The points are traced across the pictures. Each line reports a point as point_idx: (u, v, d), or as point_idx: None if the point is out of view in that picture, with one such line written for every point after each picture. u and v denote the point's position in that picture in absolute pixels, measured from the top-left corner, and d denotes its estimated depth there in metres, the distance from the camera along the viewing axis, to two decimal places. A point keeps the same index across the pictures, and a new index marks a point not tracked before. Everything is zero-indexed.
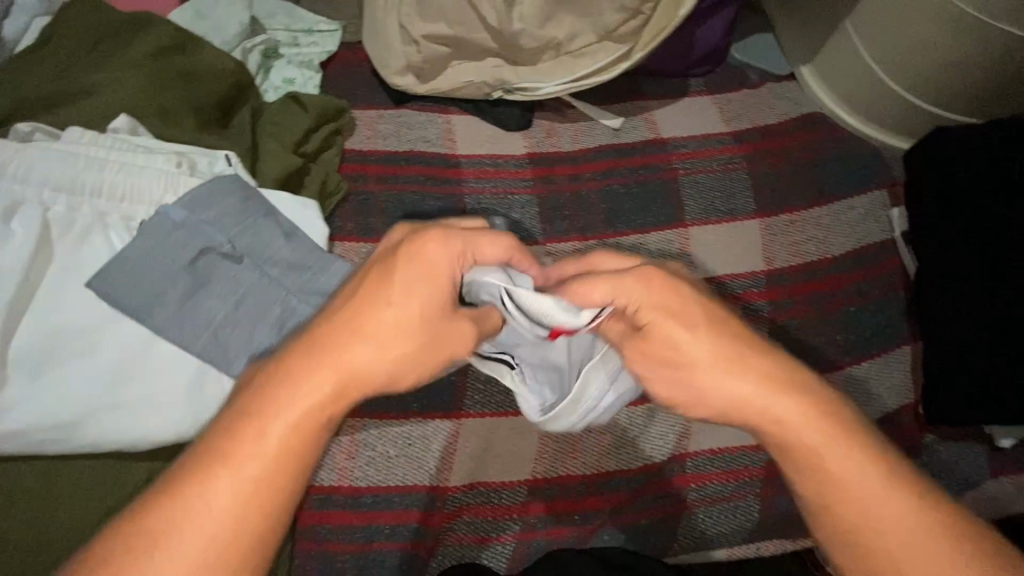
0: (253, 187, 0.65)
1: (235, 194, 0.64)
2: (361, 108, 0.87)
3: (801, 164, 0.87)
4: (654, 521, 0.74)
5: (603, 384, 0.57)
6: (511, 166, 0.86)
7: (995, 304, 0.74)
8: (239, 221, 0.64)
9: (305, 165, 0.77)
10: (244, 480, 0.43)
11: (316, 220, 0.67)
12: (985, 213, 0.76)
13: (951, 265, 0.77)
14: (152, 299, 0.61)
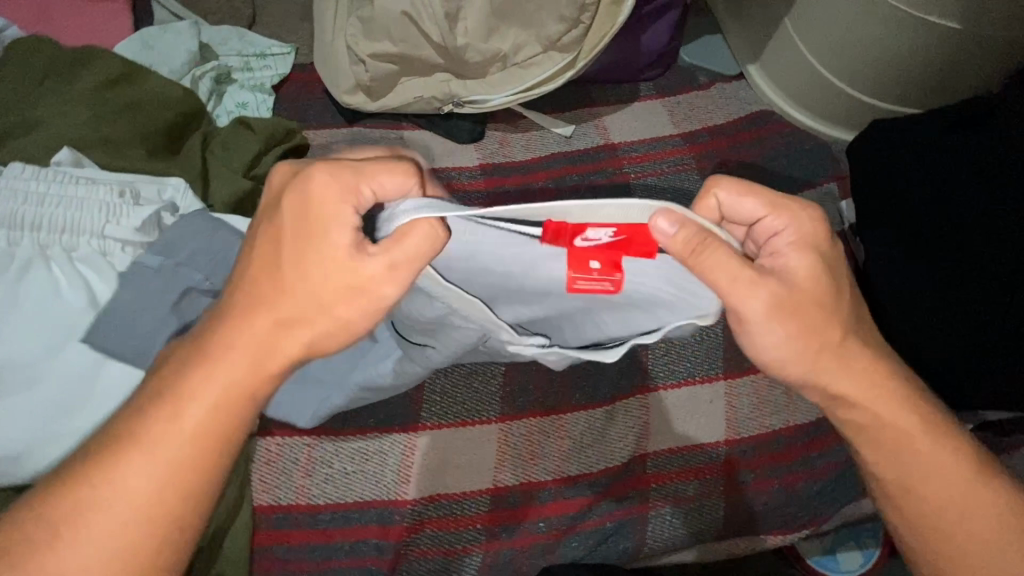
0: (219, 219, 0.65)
1: (203, 229, 0.65)
2: (314, 128, 0.89)
3: (750, 161, 0.88)
4: (618, 524, 0.74)
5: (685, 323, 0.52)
6: (465, 178, 0.87)
7: (953, 286, 0.73)
8: (212, 257, 0.65)
9: (256, 187, 0.77)
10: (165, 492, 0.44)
11: None
12: (934, 194, 0.76)
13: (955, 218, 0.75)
14: (140, 347, 0.61)
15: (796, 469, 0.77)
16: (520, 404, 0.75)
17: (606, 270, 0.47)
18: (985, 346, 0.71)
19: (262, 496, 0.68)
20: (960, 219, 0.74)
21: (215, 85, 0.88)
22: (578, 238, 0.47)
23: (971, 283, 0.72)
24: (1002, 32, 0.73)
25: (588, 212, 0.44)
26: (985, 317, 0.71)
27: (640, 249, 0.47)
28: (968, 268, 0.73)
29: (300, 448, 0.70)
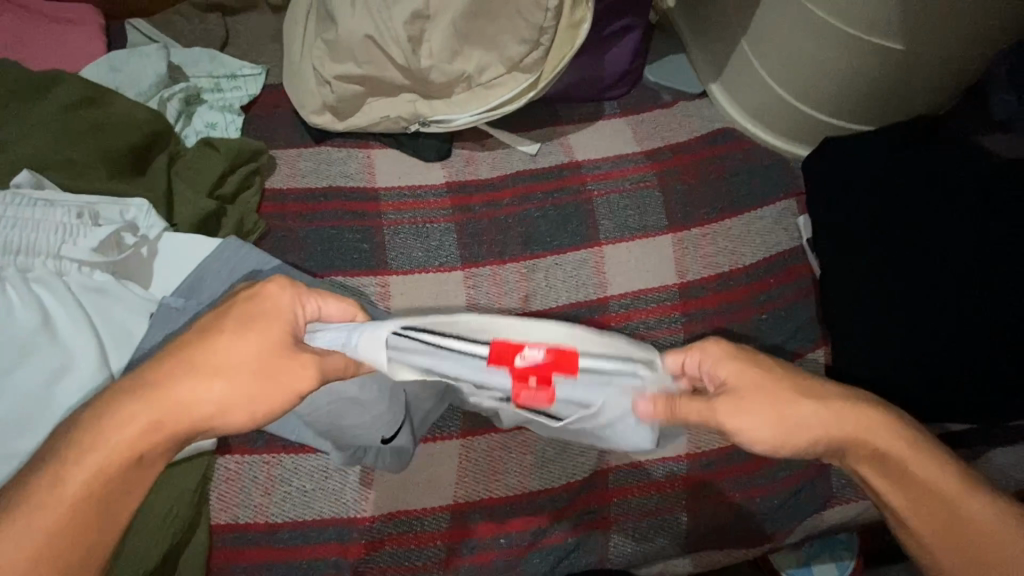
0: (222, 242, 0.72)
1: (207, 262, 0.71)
2: (281, 147, 0.89)
3: (711, 177, 0.90)
4: (579, 539, 0.74)
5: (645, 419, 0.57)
6: (429, 196, 0.88)
7: (920, 293, 0.75)
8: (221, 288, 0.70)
9: (221, 207, 0.79)
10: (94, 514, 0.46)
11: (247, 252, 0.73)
12: (885, 206, 0.79)
13: (914, 231, 0.77)
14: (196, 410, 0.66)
15: (757, 483, 0.78)
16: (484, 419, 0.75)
17: (542, 386, 0.52)
18: (946, 354, 0.72)
19: (219, 515, 0.68)
20: (912, 229, 0.77)
21: (184, 107, 0.90)
22: (518, 357, 0.52)
23: (921, 291, 0.75)
24: (941, 52, 0.77)
25: (523, 329, 0.54)
26: (934, 325, 0.73)
27: (565, 370, 0.52)
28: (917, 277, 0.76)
29: (259, 466, 0.70)
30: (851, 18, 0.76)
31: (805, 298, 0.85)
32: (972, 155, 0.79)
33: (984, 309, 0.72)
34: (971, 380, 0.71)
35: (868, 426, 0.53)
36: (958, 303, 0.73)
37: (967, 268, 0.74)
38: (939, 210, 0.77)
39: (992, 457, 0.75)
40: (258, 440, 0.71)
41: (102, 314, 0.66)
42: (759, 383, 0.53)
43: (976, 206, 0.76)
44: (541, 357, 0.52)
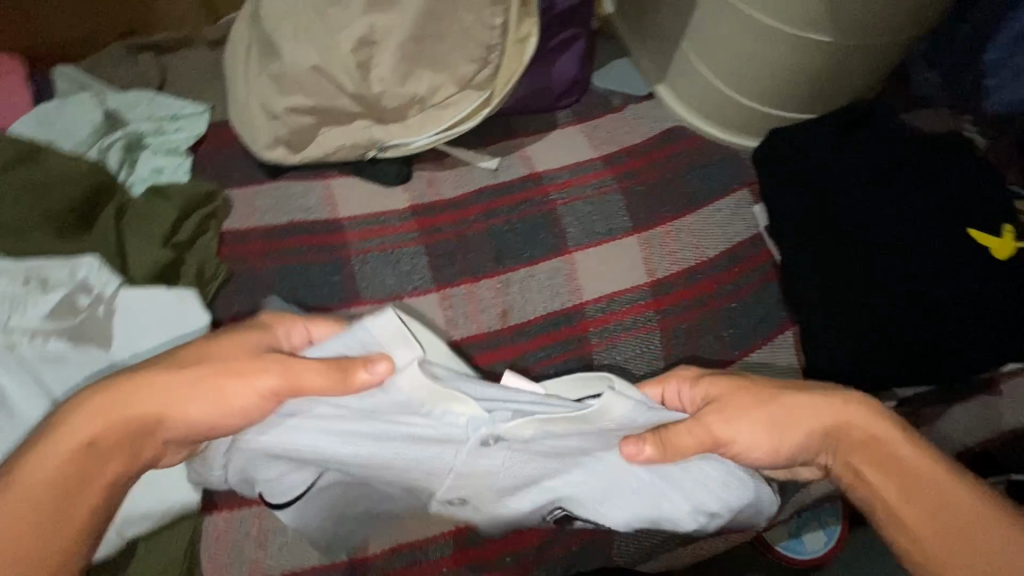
0: (181, 297, 0.70)
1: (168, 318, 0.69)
2: (235, 186, 0.87)
3: (667, 176, 0.93)
4: (584, 544, 0.74)
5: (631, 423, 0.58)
6: (394, 221, 0.87)
7: (870, 270, 0.79)
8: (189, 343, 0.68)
9: (178, 256, 0.77)
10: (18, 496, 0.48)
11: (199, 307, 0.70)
12: (836, 188, 0.83)
13: (857, 211, 0.82)
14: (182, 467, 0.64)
15: None
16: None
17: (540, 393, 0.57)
18: (896, 326, 0.77)
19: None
20: (864, 210, 0.82)
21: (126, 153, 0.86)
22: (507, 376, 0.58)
23: (873, 269, 0.79)
24: (866, 40, 0.82)
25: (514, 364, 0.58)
26: (888, 299, 0.77)
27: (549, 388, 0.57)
28: (873, 256, 0.79)
29: (250, 519, 0.67)
30: (781, 14, 0.80)
31: (768, 286, 0.88)
32: (902, 142, 0.85)
33: (930, 285, 0.77)
34: (922, 350, 0.76)
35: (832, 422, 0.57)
36: (908, 279, 0.78)
37: (917, 247, 0.79)
38: (884, 192, 0.82)
39: (954, 416, 0.80)
40: (245, 491, 0.68)
41: (66, 385, 0.65)
42: (742, 395, 0.58)
43: (910, 188, 0.82)
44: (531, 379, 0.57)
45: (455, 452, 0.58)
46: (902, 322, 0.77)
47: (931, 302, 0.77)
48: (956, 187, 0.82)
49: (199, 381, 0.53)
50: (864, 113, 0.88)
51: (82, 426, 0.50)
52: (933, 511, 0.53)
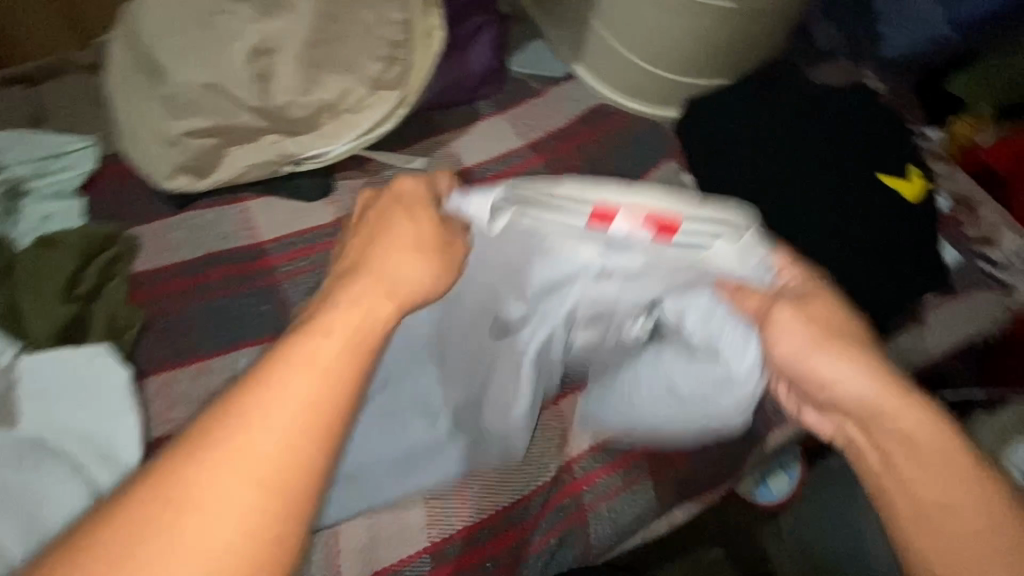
0: (92, 352, 0.66)
1: (83, 377, 0.65)
2: (140, 222, 0.80)
3: (596, 156, 0.92)
4: (562, 535, 0.74)
5: (760, 270, 0.56)
6: (322, 237, 0.82)
7: (800, 223, 0.81)
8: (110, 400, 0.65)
9: (84, 308, 0.70)
10: (227, 499, 0.34)
11: (115, 364, 0.66)
12: (759, 150, 0.85)
13: (782, 168, 0.84)
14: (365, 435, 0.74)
15: None
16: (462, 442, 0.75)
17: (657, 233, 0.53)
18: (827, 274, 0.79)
19: None
20: (789, 164, 0.84)
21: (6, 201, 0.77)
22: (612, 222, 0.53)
23: (803, 222, 0.81)
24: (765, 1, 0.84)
25: (631, 197, 0.53)
26: (818, 251, 0.80)
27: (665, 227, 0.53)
28: (801, 212, 0.82)
29: None
30: None
31: None
32: (814, 96, 0.88)
33: (854, 232, 0.80)
34: (855, 294, 0.79)
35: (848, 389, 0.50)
36: (835, 229, 0.80)
37: (838, 199, 0.82)
38: (805, 148, 0.84)
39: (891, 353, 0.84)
40: None
41: None
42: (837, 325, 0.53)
43: (827, 139, 0.85)
44: (641, 224, 0.53)
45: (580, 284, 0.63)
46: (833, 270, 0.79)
47: (857, 247, 0.80)
48: (867, 136, 0.85)
49: (363, 286, 0.44)
50: (775, 73, 0.91)
51: (339, 317, 0.41)
52: (932, 508, 0.46)
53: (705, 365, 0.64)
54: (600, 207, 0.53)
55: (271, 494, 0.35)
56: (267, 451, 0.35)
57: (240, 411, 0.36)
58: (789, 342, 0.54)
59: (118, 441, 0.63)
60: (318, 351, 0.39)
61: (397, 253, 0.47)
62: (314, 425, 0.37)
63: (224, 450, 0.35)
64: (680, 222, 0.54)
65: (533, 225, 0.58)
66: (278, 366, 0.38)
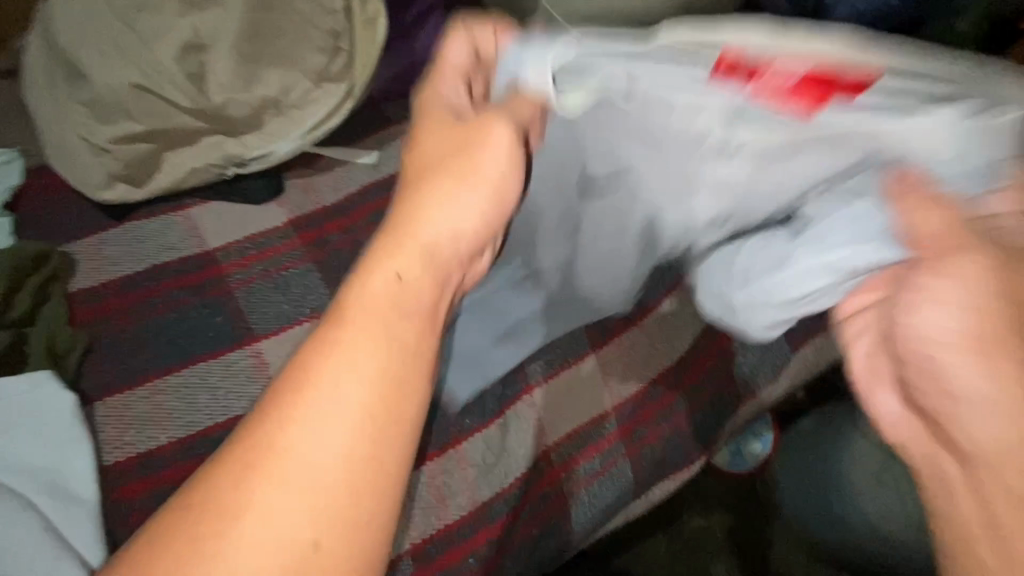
0: (29, 381, 0.62)
1: (23, 407, 0.61)
2: (76, 238, 0.75)
3: None
4: (545, 525, 0.74)
5: (959, 161, 0.50)
6: (275, 240, 0.79)
7: None
8: (55, 430, 0.61)
9: (19, 334, 0.66)
10: (284, 500, 0.37)
11: (57, 391, 0.62)
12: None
13: None
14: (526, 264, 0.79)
15: (681, 408, 0.82)
16: (439, 437, 0.74)
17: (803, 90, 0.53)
18: None
19: None
20: None
21: None
22: (755, 74, 0.54)
23: None
24: None
25: (799, 41, 0.52)
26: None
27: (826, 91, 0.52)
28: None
29: None
30: None
31: None
32: None
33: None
34: None
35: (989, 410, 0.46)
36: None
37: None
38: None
39: None
40: None
41: None
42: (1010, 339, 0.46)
43: None
44: (806, 71, 0.52)
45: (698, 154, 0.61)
46: None
47: None
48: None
49: (406, 245, 0.46)
50: None
51: (403, 267, 0.45)
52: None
53: (814, 238, 0.57)
54: (728, 54, 0.55)
55: (335, 495, 0.37)
56: (324, 438, 0.38)
57: (297, 414, 0.38)
58: (940, 321, 0.48)
59: (68, 473, 0.60)
60: (406, 300, 0.44)
61: (441, 192, 0.48)
62: (376, 415, 0.39)
63: (282, 437, 0.38)
64: (873, 78, 0.52)
65: (631, 74, 0.58)
66: (331, 349, 0.41)
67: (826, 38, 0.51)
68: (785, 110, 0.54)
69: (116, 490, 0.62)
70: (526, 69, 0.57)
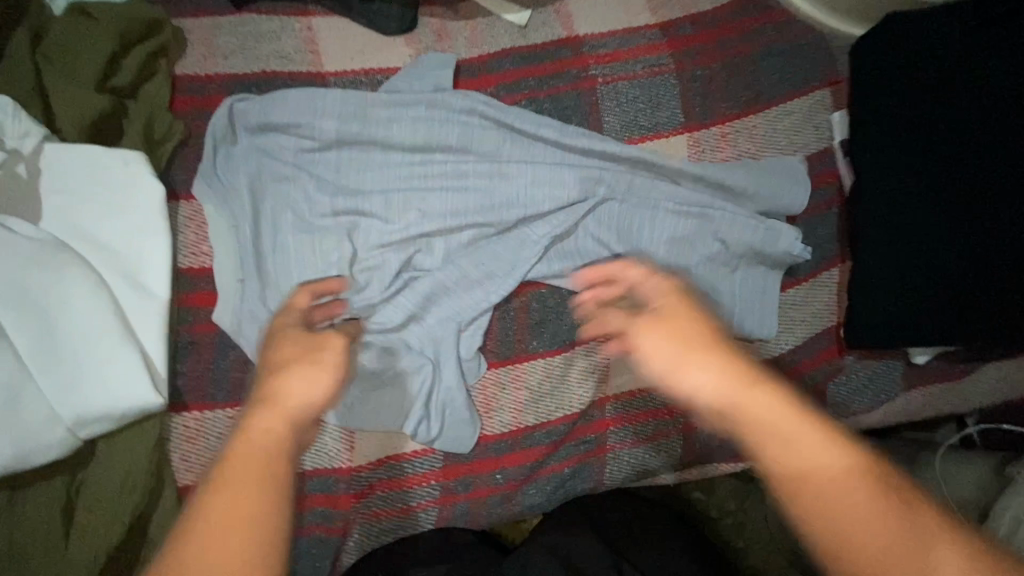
0: (114, 156, 0.58)
1: (106, 187, 0.58)
2: (189, 14, 0.67)
3: (735, 60, 0.75)
4: (577, 468, 0.72)
5: None
6: (401, 80, 0.68)
7: (956, 201, 0.64)
8: (136, 220, 0.59)
9: (119, 103, 0.61)
10: None
11: (147, 182, 0.59)
12: (955, 91, 0.65)
13: (965, 124, 0.64)
14: (510, 149, 0.69)
15: None
16: (504, 353, 0.69)
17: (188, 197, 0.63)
18: (958, 271, 0.64)
19: (185, 475, 0.60)
20: (980, 116, 0.63)
21: None
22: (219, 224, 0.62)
23: (969, 199, 0.63)
24: None
25: (252, 144, 0.63)
26: (930, 234, 0.65)
27: (219, 213, 0.62)
28: (980, 186, 0.63)
29: (223, 420, 0.61)
30: None
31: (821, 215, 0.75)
32: None
33: (981, 201, 0.62)
34: (1007, 300, 0.62)
35: (707, 382, 0.46)
36: (993, 209, 0.62)
37: (1002, 167, 0.61)
38: (959, 103, 0.64)
39: (980, 377, 0.77)
40: (217, 393, 0.61)
41: None
42: None
43: None
44: (284, 168, 0.64)
45: (271, 238, 0.62)
46: (967, 264, 0.63)
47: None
48: (996, 56, 0.63)
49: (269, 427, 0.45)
50: None
51: (303, 409, 0.47)
52: None
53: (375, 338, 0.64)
54: (266, 147, 0.64)
55: None
56: None
57: None
58: None
59: (150, 267, 0.59)
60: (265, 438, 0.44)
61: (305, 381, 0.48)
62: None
63: None
64: (274, 263, 0.62)
65: (259, 137, 0.64)
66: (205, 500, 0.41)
67: (260, 187, 0.63)
68: (203, 188, 0.62)
69: (187, 296, 0.62)
70: (238, 107, 0.63)
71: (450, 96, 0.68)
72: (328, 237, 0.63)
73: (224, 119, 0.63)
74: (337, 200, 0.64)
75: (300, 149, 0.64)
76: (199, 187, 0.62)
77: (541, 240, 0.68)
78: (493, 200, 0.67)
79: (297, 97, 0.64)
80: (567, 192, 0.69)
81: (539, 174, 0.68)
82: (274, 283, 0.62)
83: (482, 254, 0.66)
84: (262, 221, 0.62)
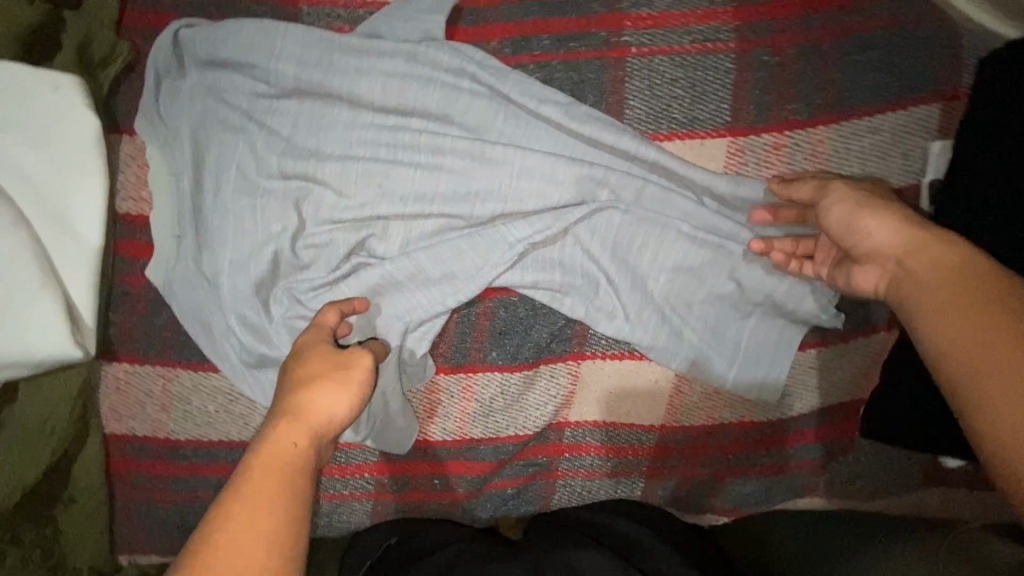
0: (44, 79, 0.52)
1: (34, 112, 0.52)
2: None
3: (818, 48, 0.57)
4: (519, 489, 0.66)
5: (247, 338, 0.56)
6: (382, 22, 0.56)
7: None
8: (63, 155, 0.53)
9: (57, 14, 0.53)
10: None
11: (77, 113, 0.52)
12: None
13: None
14: (500, 126, 0.56)
15: (735, 466, 0.65)
16: (458, 359, 0.62)
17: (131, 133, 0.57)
18: None
19: (114, 424, 0.60)
20: None
21: None
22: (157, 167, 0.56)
23: None
24: None
25: (200, 81, 0.55)
26: None
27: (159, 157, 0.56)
28: None
29: (153, 378, 0.59)
30: None
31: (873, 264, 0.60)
32: None
33: None
34: None
35: (878, 227, 0.46)
36: None
37: None
38: None
39: None
40: (148, 350, 0.59)
41: None
42: None
43: None
44: (232, 113, 0.55)
45: (208, 193, 0.55)
46: None
47: None
48: None
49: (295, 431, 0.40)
50: None
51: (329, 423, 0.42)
52: None
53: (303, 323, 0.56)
54: (215, 85, 0.55)
55: None
56: None
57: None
58: None
59: (75, 208, 0.53)
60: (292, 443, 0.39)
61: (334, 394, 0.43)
62: None
63: None
64: (209, 222, 0.55)
65: (209, 72, 0.55)
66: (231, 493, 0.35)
67: (202, 131, 0.55)
68: (143, 125, 0.56)
69: (123, 242, 0.58)
70: (191, 34, 0.55)
71: (439, 48, 0.56)
72: (270, 202, 0.55)
73: (169, 48, 0.55)
74: (286, 162, 0.55)
75: (254, 92, 0.55)
76: (139, 122, 0.56)
77: (517, 243, 0.57)
78: (469, 188, 0.57)
79: (255, 30, 0.55)
80: (558, 191, 0.57)
81: (529, 161, 0.56)
82: (206, 247, 0.56)
83: (445, 249, 0.57)
84: (200, 173, 0.55)
